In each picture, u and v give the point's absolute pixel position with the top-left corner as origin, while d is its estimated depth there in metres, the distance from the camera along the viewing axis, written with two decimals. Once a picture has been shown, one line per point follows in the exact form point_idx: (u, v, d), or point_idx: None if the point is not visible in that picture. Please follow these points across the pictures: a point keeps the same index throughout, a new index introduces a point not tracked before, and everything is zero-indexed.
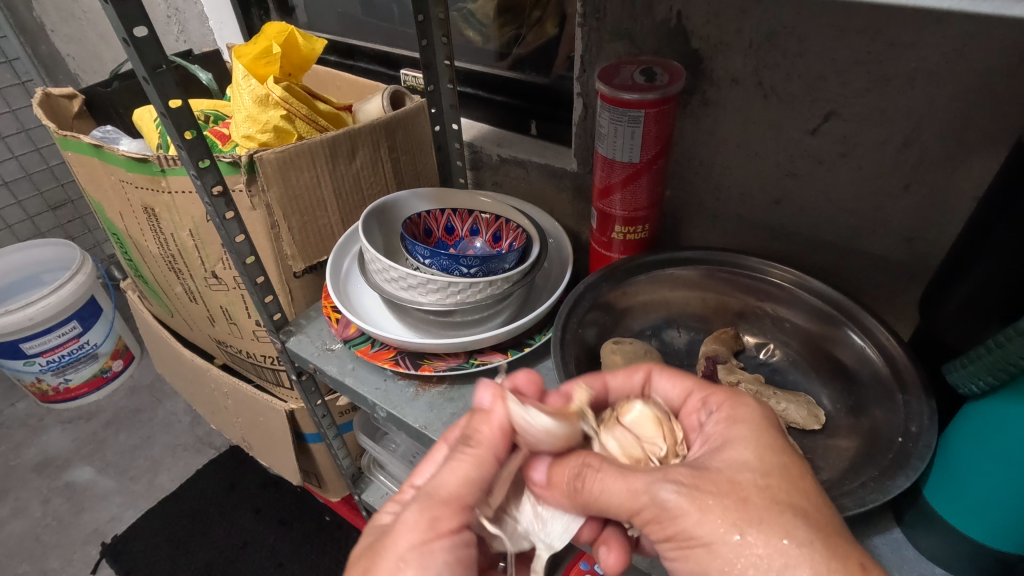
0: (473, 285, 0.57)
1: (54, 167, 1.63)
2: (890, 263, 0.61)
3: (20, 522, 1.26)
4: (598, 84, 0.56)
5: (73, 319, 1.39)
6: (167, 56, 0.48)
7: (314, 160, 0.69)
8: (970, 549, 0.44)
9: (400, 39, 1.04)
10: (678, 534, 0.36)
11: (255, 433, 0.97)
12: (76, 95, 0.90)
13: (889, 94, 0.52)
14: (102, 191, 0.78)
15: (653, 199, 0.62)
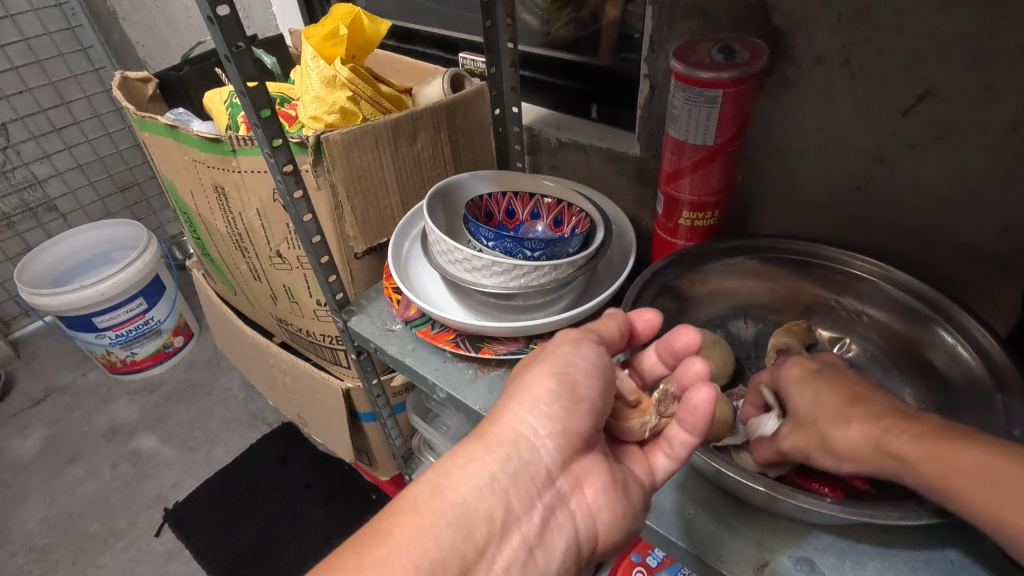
0: (537, 268, 0.56)
1: (123, 151, 1.71)
2: (985, 254, 0.57)
3: (91, 484, 1.35)
4: (673, 62, 0.54)
5: (140, 296, 1.46)
6: (247, 36, 0.49)
7: (378, 142, 0.70)
8: None
9: (458, 23, 1.03)
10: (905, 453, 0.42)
11: (311, 409, 0.99)
12: (150, 79, 0.94)
13: (997, 72, 0.48)
14: (175, 171, 0.81)
15: (725, 184, 0.60)
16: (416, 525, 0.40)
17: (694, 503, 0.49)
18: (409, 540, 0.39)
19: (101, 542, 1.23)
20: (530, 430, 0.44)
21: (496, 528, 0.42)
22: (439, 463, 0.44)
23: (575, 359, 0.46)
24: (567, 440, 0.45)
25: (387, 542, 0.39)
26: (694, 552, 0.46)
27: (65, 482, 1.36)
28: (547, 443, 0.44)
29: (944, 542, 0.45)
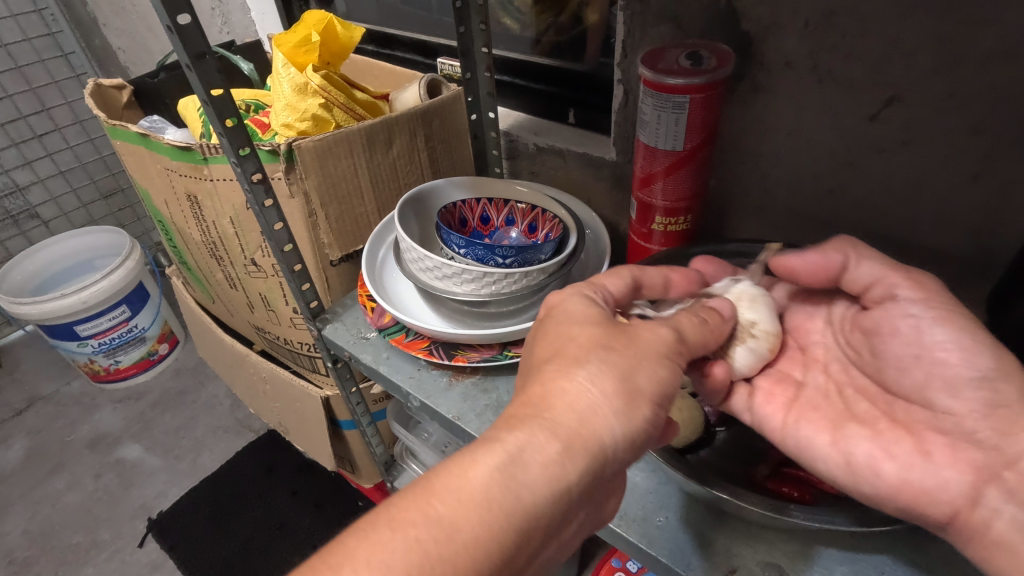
0: (508, 275, 0.56)
1: (106, 157, 1.70)
2: (954, 258, 0.57)
3: (73, 494, 1.33)
4: (641, 68, 0.54)
5: (123, 304, 1.45)
6: (210, 45, 0.49)
7: (351, 149, 0.70)
8: None
9: (438, 27, 1.03)
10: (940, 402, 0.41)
11: (292, 417, 0.99)
12: (125, 86, 0.93)
13: (960, 77, 0.49)
14: (149, 179, 0.80)
15: (697, 189, 0.60)
16: (462, 512, 0.31)
17: (664, 511, 0.49)
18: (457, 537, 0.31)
19: (83, 554, 1.21)
20: (593, 409, 0.35)
21: (541, 544, 0.34)
22: (487, 450, 0.34)
23: (665, 388, 0.38)
24: (635, 423, 0.36)
25: (428, 551, 0.30)
26: (663, 560, 0.46)
27: (47, 492, 1.34)
28: (618, 431, 0.35)
29: (911, 547, 0.45)
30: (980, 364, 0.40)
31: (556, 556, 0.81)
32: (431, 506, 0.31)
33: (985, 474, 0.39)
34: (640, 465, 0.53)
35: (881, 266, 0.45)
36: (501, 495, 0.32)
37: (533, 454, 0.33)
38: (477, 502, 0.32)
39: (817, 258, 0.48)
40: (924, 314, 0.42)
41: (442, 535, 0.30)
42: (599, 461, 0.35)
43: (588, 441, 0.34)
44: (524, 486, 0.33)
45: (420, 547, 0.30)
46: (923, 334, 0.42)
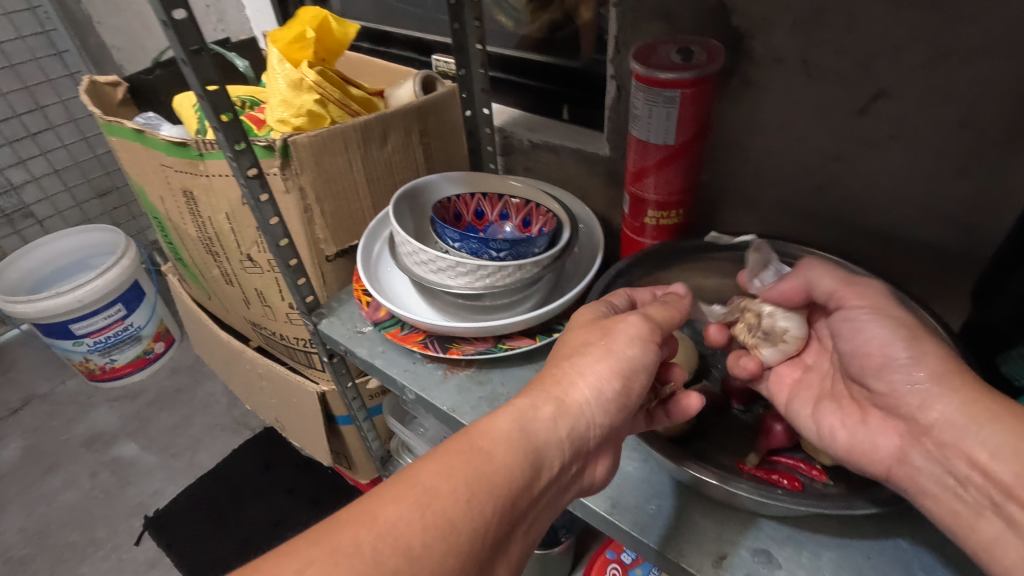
0: (502, 268, 0.57)
1: (101, 156, 1.69)
2: (942, 250, 0.58)
3: (70, 493, 1.33)
4: (633, 64, 0.54)
5: (118, 302, 1.44)
6: (205, 40, 0.49)
7: (346, 145, 0.70)
8: None
9: (433, 25, 1.04)
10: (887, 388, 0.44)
11: (288, 413, 0.99)
12: (120, 83, 0.93)
13: (947, 71, 0.49)
14: (144, 176, 0.80)
15: (689, 183, 0.61)
16: (454, 472, 0.36)
17: (656, 499, 0.50)
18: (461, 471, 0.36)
19: (79, 552, 1.21)
20: (580, 390, 0.43)
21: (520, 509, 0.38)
22: (482, 429, 0.39)
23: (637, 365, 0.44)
24: (610, 402, 0.43)
25: (423, 506, 0.34)
26: (656, 548, 0.46)
27: (43, 491, 1.34)
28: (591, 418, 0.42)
29: (898, 533, 0.46)
30: (898, 352, 0.44)
31: (551, 548, 0.82)
32: (446, 449, 0.37)
33: (910, 440, 0.43)
34: (632, 454, 0.54)
35: (836, 279, 0.50)
36: (500, 439, 0.38)
37: (526, 415, 0.40)
38: (480, 443, 0.38)
39: (790, 282, 0.53)
40: (863, 313, 0.47)
41: (453, 466, 0.36)
42: (578, 432, 0.41)
43: (574, 413, 0.42)
44: (520, 435, 0.39)
45: (433, 475, 0.35)
46: (868, 328, 0.46)
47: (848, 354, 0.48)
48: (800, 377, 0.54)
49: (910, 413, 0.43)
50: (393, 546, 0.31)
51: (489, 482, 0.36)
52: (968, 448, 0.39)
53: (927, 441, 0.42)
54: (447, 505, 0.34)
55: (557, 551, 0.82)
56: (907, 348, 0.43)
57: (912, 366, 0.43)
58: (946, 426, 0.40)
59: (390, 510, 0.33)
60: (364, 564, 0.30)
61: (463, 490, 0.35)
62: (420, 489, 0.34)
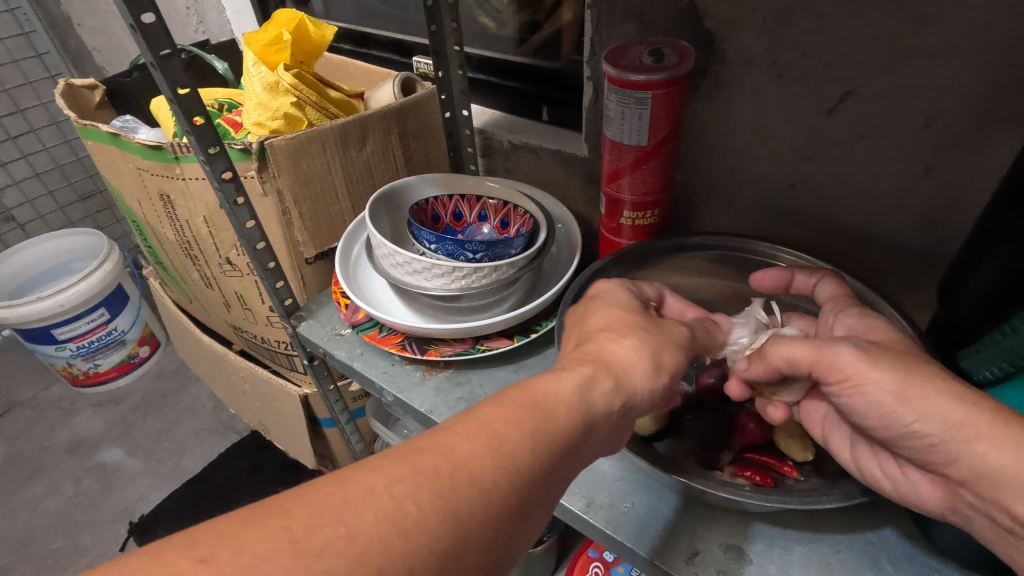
0: (477, 269, 0.57)
1: (83, 158, 1.68)
2: (910, 248, 0.59)
3: (53, 500, 1.32)
4: (605, 66, 0.55)
5: (102, 306, 1.43)
6: (175, 43, 0.49)
7: (324, 148, 0.70)
8: (968, 541, 0.42)
9: (414, 27, 1.04)
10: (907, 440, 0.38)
11: (271, 416, 0.99)
12: (98, 86, 0.92)
13: (910, 71, 0.50)
14: (121, 179, 0.80)
15: (663, 183, 0.61)
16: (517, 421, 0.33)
17: (630, 497, 0.50)
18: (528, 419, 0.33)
19: (62, 560, 1.20)
20: (640, 365, 0.40)
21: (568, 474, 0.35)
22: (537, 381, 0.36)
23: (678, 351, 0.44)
24: (662, 383, 0.41)
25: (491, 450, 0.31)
26: (630, 545, 0.47)
27: (25, 499, 1.32)
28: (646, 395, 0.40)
29: (865, 527, 0.47)
30: (907, 415, 0.37)
31: (534, 547, 0.82)
32: (510, 397, 0.35)
33: (951, 491, 0.38)
34: (607, 453, 0.54)
35: (808, 350, 0.43)
36: (566, 394, 0.36)
37: (587, 379, 0.37)
38: (550, 395, 0.35)
39: (763, 366, 0.47)
40: (844, 387, 0.40)
41: (521, 414, 0.33)
42: (633, 402, 0.39)
43: (630, 383, 0.39)
44: (584, 394, 0.36)
45: (501, 419, 0.33)
46: (871, 390, 0.39)
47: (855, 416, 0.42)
48: (827, 413, 0.48)
49: (939, 468, 0.37)
50: (467, 480, 0.29)
51: (557, 437, 0.33)
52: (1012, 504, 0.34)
53: (965, 493, 0.36)
54: (518, 451, 0.31)
55: (540, 550, 0.83)
56: (908, 413, 0.37)
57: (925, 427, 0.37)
58: (981, 482, 0.35)
59: (466, 446, 0.31)
60: (441, 491, 0.29)
61: (530, 440, 0.32)
62: (492, 431, 0.32)
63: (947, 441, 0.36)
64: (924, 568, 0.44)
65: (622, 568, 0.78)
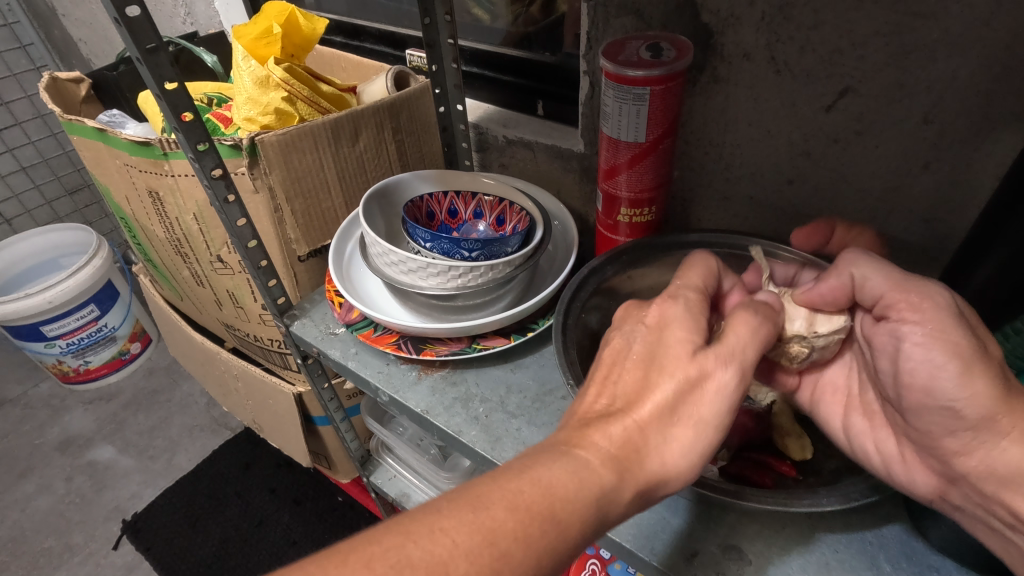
0: (474, 269, 0.56)
1: (70, 153, 1.65)
2: (908, 245, 0.59)
3: (44, 498, 1.30)
4: (602, 61, 0.54)
5: (91, 302, 1.41)
6: (161, 37, 0.48)
7: (316, 143, 0.69)
8: (964, 539, 0.43)
9: (406, 18, 1.02)
10: (931, 416, 0.39)
11: (265, 414, 0.98)
12: (83, 79, 0.90)
13: (909, 67, 0.50)
14: (108, 175, 0.78)
15: (660, 179, 0.60)
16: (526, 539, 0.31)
17: None
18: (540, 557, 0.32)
19: (55, 558, 1.19)
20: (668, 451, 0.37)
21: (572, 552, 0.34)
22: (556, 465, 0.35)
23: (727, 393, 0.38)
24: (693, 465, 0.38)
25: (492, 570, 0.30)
26: (628, 547, 0.47)
27: (16, 497, 1.31)
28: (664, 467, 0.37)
29: (863, 526, 0.47)
30: (945, 394, 0.37)
31: None
32: (521, 495, 0.33)
33: (946, 478, 0.40)
34: None
35: (886, 281, 0.41)
36: (582, 523, 0.34)
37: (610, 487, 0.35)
38: (566, 501, 0.33)
39: (831, 281, 0.45)
40: (913, 334, 0.38)
41: (532, 528, 0.32)
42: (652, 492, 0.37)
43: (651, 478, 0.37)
44: (601, 496, 0.34)
45: (510, 532, 0.31)
46: (911, 354, 0.38)
47: (888, 376, 0.42)
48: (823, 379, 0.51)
49: (946, 454, 0.39)
50: None
51: (555, 553, 0.33)
52: (1011, 498, 0.35)
53: (964, 484, 0.38)
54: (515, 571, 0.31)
55: None
56: (953, 381, 0.36)
57: (956, 408, 0.37)
58: (984, 476, 0.36)
59: (463, 567, 0.29)
60: None
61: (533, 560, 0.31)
62: (496, 545, 0.31)
63: (980, 429, 0.36)
64: (921, 566, 0.44)
65: (619, 565, 0.78)
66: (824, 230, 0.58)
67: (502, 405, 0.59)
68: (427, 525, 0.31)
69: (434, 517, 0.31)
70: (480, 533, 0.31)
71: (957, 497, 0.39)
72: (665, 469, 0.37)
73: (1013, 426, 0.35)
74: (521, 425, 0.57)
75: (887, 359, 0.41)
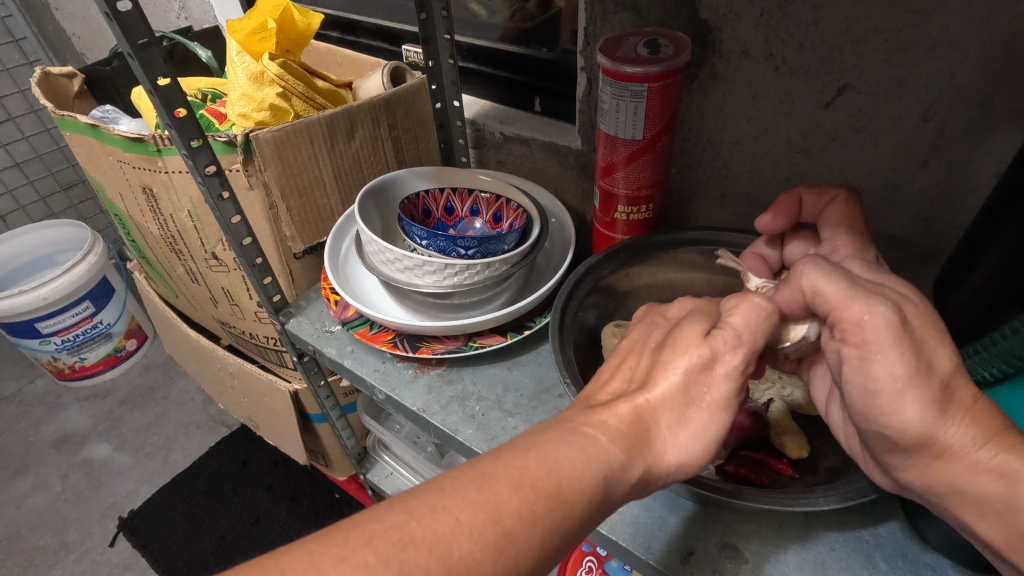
0: (470, 267, 0.56)
1: (64, 148, 1.64)
2: (906, 243, 0.59)
3: (40, 496, 1.30)
4: (600, 57, 0.53)
5: (86, 299, 1.40)
6: (154, 32, 0.47)
7: (312, 140, 0.68)
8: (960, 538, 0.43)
9: (403, 14, 1.01)
10: (870, 432, 0.37)
11: (262, 412, 0.97)
12: (76, 74, 0.89)
13: (908, 65, 0.50)
14: (102, 172, 0.77)
15: (658, 177, 0.60)
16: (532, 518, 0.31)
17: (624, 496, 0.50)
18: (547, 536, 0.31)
19: (51, 556, 1.19)
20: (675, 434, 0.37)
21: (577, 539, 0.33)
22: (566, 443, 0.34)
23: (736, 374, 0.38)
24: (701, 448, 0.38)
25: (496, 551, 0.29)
26: (625, 545, 0.47)
27: (11, 495, 1.30)
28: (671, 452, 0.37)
29: (859, 524, 0.47)
30: (879, 414, 0.35)
31: None
32: (525, 473, 0.32)
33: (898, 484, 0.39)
34: None
35: (838, 291, 0.36)
36: (589, 502, 0.33)
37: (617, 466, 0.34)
38: (572, 480, 0.32)
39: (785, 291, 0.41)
40: (852, 355, 0.35)
41: (536, 508, 0.31)
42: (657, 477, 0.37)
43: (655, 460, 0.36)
44: (608, 475, 0.34)
45: (515, 512, 0.30)
46: (850, 373, 0.36)
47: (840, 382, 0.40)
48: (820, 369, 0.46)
49: (891, 467, 0.38)
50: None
51: (562, 535, 0.32)
52: (949, 507, 0.35)
53: (910, 491, 0.38)
54: (518, 553, 0.30)
55: None
56: (886, 408, 0.34)
57: (892, 429, 0.35)
58: (924, 490, 0.36)
59: (467, 546, 0.28)
60: None
61: (538, 542, 0.30)
62: (499, 526, 0.30)
63: (918, 453, 0.34)
64: (917, 565, 0.44)
65: (616, 563, 0.78)
66: (793, 202, 0.49)
67: (499, 403, 0.58)
68: (429, 505, 0.30)
69: (438, 495, 0.30)
70: (483, 512, 0.30)
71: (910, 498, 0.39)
72: (674, 455, 0.37)
73: (946, 448, 0.33)
74: (518, 423, 0.56)
75: (834, 370, 0.38)
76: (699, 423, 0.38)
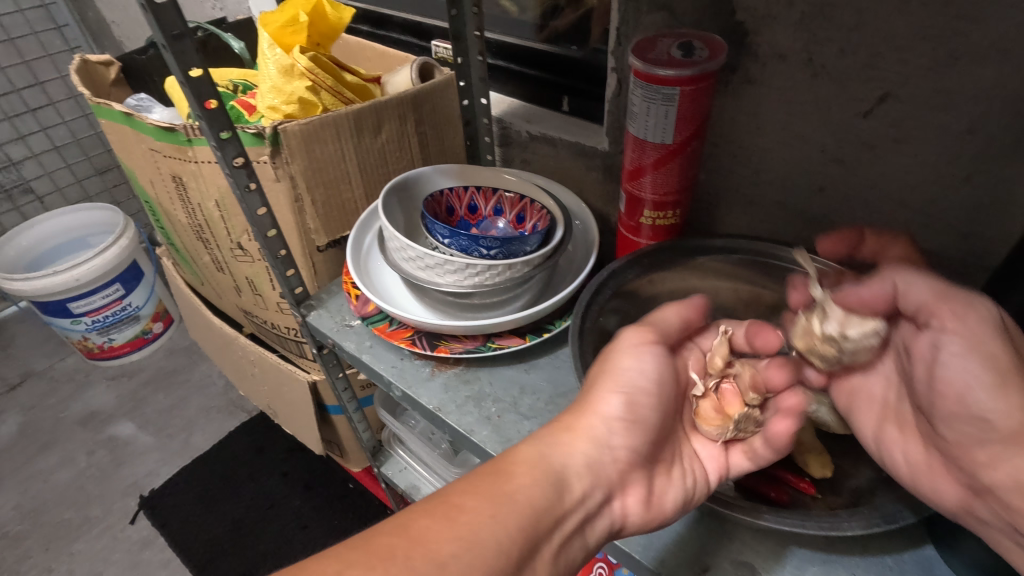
0: (492, 267, 0.56)
1: (100, 133, 1.68)
2: (943, 260, 0.56)
3: (66, 470, 1.34)
4: (631, 58, 0.53)
5: (116, 282, 1.44)
6: (187, 24, 0.48)
7: (339, 134, 0.68)
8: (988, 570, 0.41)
9: (433, 9, 1.01)
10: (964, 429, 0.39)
11: (280, 400, 0.99)
12: (113, 62, 0.91)
13: (954, 74, 0.47)
14: (134, 159, 0.79)
15: (686, 183, 0.59)
16: (479, 496, 0.38)
17: None
18: (509, 538, 0.37)
19: (75, 529, 1.22)
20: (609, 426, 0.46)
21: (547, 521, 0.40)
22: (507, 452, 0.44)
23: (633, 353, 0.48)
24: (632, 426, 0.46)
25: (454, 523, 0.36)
26: (637, 557, 0.46)
27: (39, 468, 1.34)
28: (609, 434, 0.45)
29: (882, 549, 0.45)
30: (978, 399, 0.37)
31: None
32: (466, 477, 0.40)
33: (972, 491, 0.40)
34: None
35: (934, 288, 0.41)
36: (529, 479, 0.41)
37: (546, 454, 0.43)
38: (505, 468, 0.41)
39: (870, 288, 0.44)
40: (954, 341, 0.39)
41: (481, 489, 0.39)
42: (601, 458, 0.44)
43: (586, 438, 0.45)
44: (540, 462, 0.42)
45: (462, 495, 0.38)
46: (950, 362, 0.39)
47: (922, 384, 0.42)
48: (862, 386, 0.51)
49: (975, 468, 0.39)
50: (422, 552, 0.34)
51: (513, 507, 0.39)
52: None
53: (989, 497, 0.38)
54: (475, 523, 0.37)
55: None
56: (983, 392, 0.37)
57: (987, 418, 0.37)
58: (1011, 488, 0.36)
59: (423, 523, 0.36)
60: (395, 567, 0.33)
61: (487, 508, 0.38)
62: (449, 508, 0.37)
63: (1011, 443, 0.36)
64: None
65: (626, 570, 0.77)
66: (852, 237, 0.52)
67: (514, 405, 0.58)
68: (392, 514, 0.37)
69: (409, 516, 0.37)
70: (445, 517, 0.36)
71: (983, 511, 0.39)
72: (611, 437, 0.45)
73: None
74: (533, 426, 0.56)
75: (926, 364, 0.41)
76: (626, 405, 0.46)
